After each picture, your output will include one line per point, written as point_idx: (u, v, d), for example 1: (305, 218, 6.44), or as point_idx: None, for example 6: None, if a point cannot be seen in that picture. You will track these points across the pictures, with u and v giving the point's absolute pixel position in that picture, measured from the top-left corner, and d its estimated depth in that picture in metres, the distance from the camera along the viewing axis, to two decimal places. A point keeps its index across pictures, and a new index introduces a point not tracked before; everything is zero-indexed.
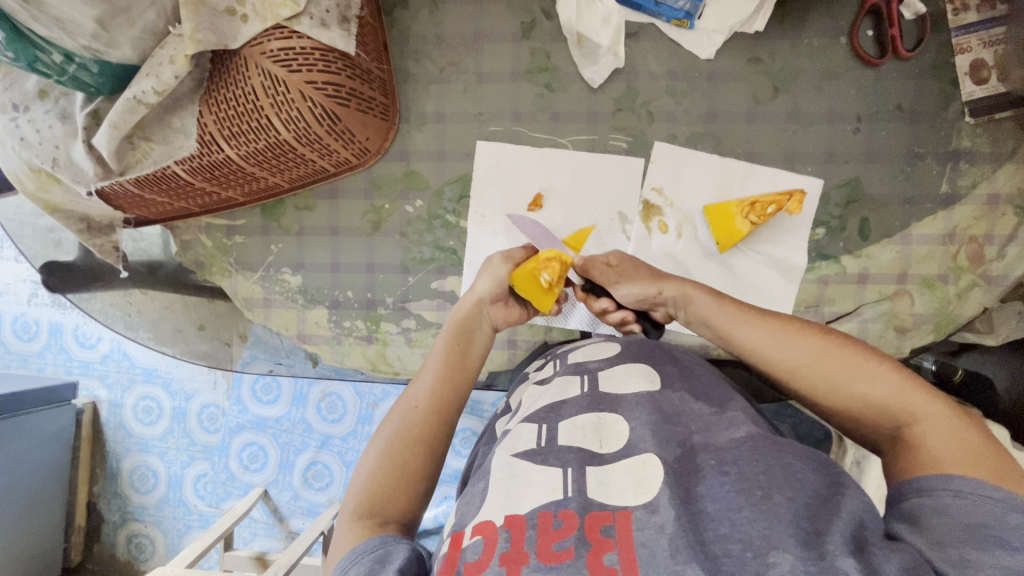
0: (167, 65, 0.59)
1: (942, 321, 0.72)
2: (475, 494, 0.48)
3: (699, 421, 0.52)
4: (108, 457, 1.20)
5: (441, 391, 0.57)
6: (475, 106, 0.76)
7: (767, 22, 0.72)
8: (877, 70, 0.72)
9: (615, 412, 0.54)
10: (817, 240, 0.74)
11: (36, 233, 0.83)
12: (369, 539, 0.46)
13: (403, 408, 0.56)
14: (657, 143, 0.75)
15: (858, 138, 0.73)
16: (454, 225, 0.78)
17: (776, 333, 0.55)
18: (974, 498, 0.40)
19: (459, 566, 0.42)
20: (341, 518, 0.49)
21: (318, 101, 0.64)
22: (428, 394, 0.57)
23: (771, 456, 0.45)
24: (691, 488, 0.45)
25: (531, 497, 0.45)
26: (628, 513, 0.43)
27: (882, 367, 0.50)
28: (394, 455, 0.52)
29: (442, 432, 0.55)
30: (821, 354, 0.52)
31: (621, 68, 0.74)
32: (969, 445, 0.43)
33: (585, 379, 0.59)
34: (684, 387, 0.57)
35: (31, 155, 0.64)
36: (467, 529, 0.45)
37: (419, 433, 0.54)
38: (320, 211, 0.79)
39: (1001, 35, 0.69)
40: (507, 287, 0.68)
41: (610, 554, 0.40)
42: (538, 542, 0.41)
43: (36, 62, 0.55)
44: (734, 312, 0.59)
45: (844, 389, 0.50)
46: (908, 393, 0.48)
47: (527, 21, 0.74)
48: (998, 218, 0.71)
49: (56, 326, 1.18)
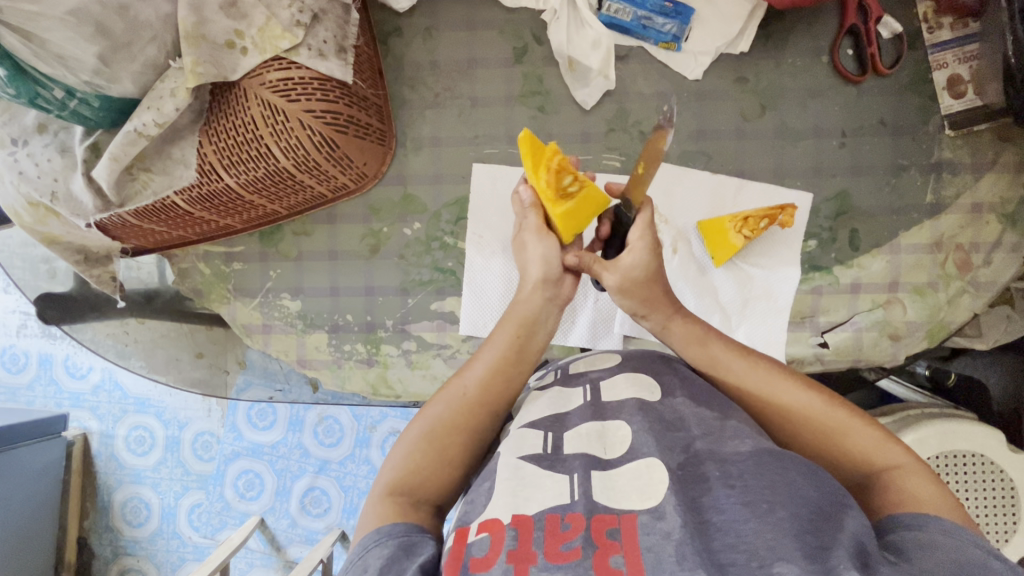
0: (168, 98, 0.60)
1: (934, 329, 0.74)
2: (481, 493, 0.49)
3: (701, 426, 0.52)
4: (99, 490, 1.17)
5: (499, 384, 0.57)
6: (472, 130, 0.78)
7: (751, 44, 0.75)
8: (859, 87, 0.75)
9: (618, 419, 0.54)
10: (809, 251, 0.76)
11: (25, 263, 0.82)
12: (393, 519, 0.48)
13: (453, 391, 0.57)
14: (663, 165, 0.76)
15: (845, 152, 0.75)
16: (452, 246, 0.78)
17: (760, 379, 0.58)
18: (961, 539, 0.42)
19: (464, 560, 0.42)
20: (375, 490, 0.52)
21: (316, 129, 0.65)
22: (486, 383, 0.57)
23: (775, 472, 0.45)
24: (697, 497, 0.45)
25: (538, 498, 0.46)
26: (633, 517, 0.43)
27: (858, 420, 0.54)
28: (435, 440, 0.54)
29: (487, 422, 0.56)
30: (802, 402, 0.56)
31: (612, 91, 0.76)
32: (942, 495, 0.47)
33: (587, 389, 0.59)
34: (685, 395, 0.57)
35: (30, 189, 0.64)
36: (472, 525, 0.45)
37: (467, 419, 0.55)
38: (319, 236, 0.79)
39: (975, 51, 0.72)
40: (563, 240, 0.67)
41: (616, 556, 0.40)
42: (545, 542, 0.42)
43: (36, 97, 0.55)
44: (719, 354, 0.60)
45: (821, 433, 0.54)
46: (885, 447, 0.52)
47: (519, 46, 0.77)
48: (983, 226, 0.73)
49: (46, 357, 1.16)
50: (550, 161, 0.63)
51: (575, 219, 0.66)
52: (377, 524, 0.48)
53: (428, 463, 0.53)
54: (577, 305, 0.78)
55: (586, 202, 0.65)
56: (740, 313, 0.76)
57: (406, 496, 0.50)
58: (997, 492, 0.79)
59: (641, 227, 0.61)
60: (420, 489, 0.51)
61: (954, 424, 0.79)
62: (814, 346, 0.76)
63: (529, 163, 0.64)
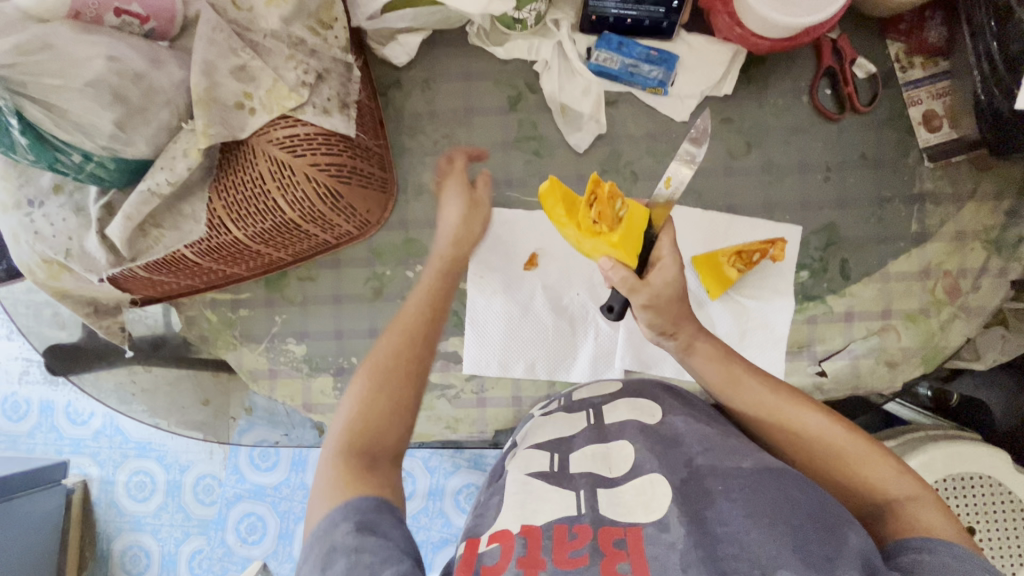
0: (181, 158, 0.62)
1: (929, 354, 0.75)
2: (490, 507, 0.51)
3: (698, 441, 0.53)
4: (98, 539, 1.16)
5: (426, 332, 0.63)
6: (470, 174, 0.80)
7: (734, 85, 0.79)
8: (838, 124, 0.78)
9: (621, 439, 0.55)
10: (802, 282, 0.78)
11: (29, 310, 0.83)
12: (352, 491, 0.49)
13: (394, 332, 0.63)
14: (678, 206, 0.78)
15: (830, 186, 0.78)
16: (454, 287, 0.80)
17: (776, 401, 0.58)
18: (971, 563, 0.44)
19: (476, 568, 0.44)
20: (321, 461, 0.54)
21: (322, 181, 0.67)
22: (414, 332, 0.63)
23: (775, 488, 0.46)
24: (700, 510, 0.46)
25: (546, 509, 0.48)
26: (639, 529, 0.46)
27: (875, 451, 0.54)
28: (377, 399, 0.57)
29: (421, 369, 0.61)
30: (817, 429, 0.56)
31: (603, 134, 0.80)
32: (954, 527, 0.48)
33: (591, 414, 0.61)
34: (684, 413, 0.58)
35: (44, 248, 0.65)
36: (482, 537, 0.47)
37: (406, 374, 0.60)
38: (323, 281, 0.81)
39: (946, 87, 0.76)
40: (630, 267, 0.61)
41: (623, 563, 0.43)
42: (554, 550, 0.44)
43: (55, 163, 0.58)
44: (738, 373, 0.61)
45: (836, 459, 0.54)
46: (901, 478, 0.52)
47: (513, 95, 0.80)
48: (968, 252, 0.75)
49: (48, 404, 1.17)
50: (586, 194, 0.59)
51: (634, 243, 0.61)
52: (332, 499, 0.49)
53: (372, 421, 0.56)
54: (578, 341, 0.79)
55: (635, 221, 0.61)
56: (740, 344, 0.77)
57: (351, 459, 0.53)
58: (1003, 512, 0.80)
59: (670, 241, 0.62)
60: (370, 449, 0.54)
61: (959, 446, 0.79)
62: (813, 375, 0.77)
63: (563, 210, 0.60)
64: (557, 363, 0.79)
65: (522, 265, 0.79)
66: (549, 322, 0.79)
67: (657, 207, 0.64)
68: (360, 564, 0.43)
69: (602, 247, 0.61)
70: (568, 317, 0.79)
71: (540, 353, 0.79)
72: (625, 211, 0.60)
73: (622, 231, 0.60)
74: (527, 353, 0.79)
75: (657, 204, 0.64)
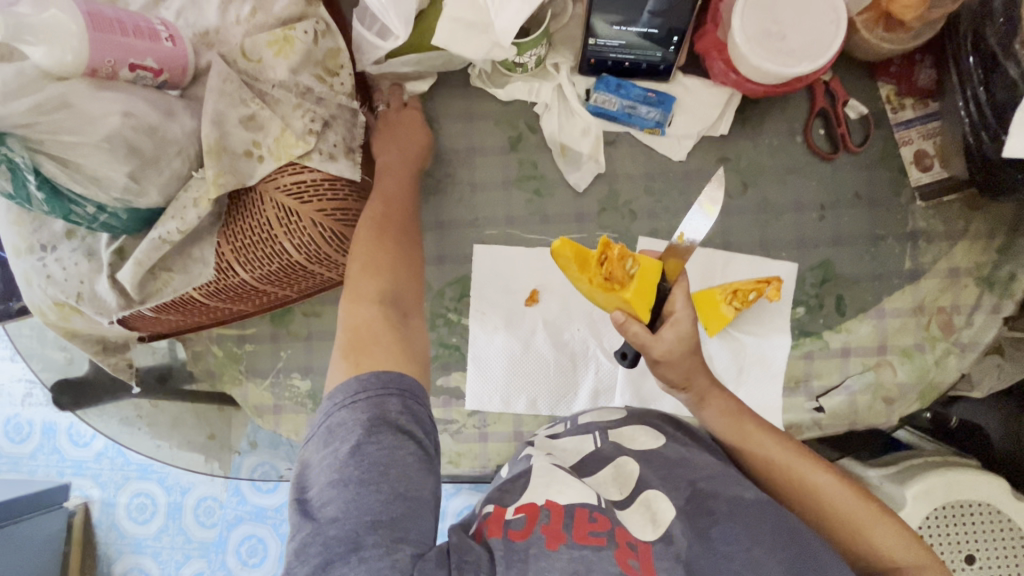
0: (191, 208, 0.64)
1: (925, 389, 0.76)
2: (516, 483, 0.55)
3: (706, 468, 0.59)
4: (99, 560, 1.17)
5: (412, 205, 0.70)
6: (472, 213, 0.82)
7: (730, 125, 0.81)
8: (832, 163, 0.80)
9: (628, 459, 0.61)
10: (798, 318, 0.79)
11: (32, 333, 0.86)
12: (388, 364, 0.51)
13: (383, 191, 0.69)
14: (700, 249, 0.79)
15: (825, 224, 0.79)
16: (456, 323, 0.81)
17: (792, 462, 0.62)
18: None
19: (503, 530, 0.49)
20: (342, 320, 0.56)
21: (328, 226, 0.68)
22: (403, 206, 0.68)
23: (779, 519, 0.53)
24: (704, 528, 0.53)
25: (568, 493, 0.53)
26: (648, 546, 0.50)
27: (884, 516, 0.58)
28: (387, 257, 0.61)
29: (415, 225, 0.67)
30: (831, 492, 0.59)
31: (603, 173, 0.81)
32: None
33: (599, 436, 0.65)
34: (687, 439, 0.64)
35: (56, 291, 0.67)
36: (509, 506, 0.52)
37: (402, 240, 0.64)
38: (328, 316, 0.82)
39: (936, 128, 0.78)
40: (643, 321, 0.62)
41: (634, 561, 0.48)
42: (575, 528, 0.49)
43: (70, 214, 0.60)
44: (750, 431, 0.65)
45: (846, 523, 0.58)
46: (903, 542, 0.57)
47: (513, 135, 0.82)
48: (961, 289, 0.77)
49: (50, 425, 1.17)
50: (597, 253, 0.62)
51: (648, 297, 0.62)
52: (359, 368, 0.50)
53: (383, 282, 0.58)
54: (578, 376, 0.80)
55: (647, 275, 0.61)
56: (737, 380, 0.78)
57: (373, 323, 0.55)
58: (1003, 541, 0.80)
59: (684, 296, 0.63)
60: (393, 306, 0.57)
61: (957, 473, 0.80)
62: (810, 410, 0.78)
63: (574, 265, 0.61)
64: (559, 398, 0.80)
65: (523, 301, 0.81)
66: (550, 357, 0.80)
67: (670, 258, 0.61)
68: (408, 454, 0.47)
69: (614, 300, 0.62)
70: (569, 353, 0.80)
71: (542, 389, 0.80)
72: (636, 267, 0.61)
73: (633, 290, 0.61)
74: (529, 389, 0.80)
75: (680, 255, 0.60)
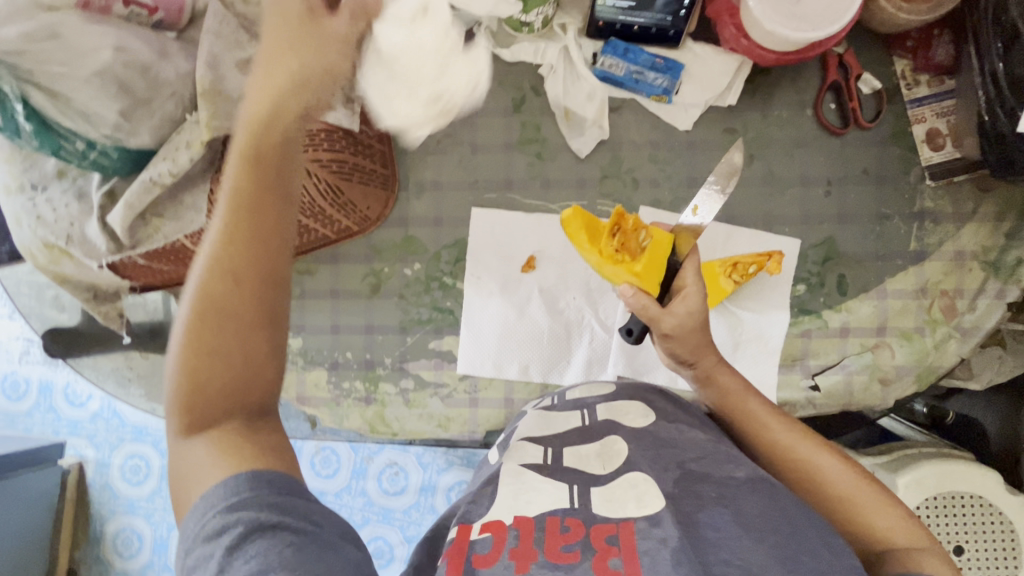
0: (184, 149, 0.63)
1: (922, 372, 0.75)
2: (483, 496, 0.55)
3: (696, 447, 0.58)
4: (93, 519, 1.18)
5: (262, 238, 0.47)
6: (471, 175, 0.81)
7: (739, 96, 0.79)
8: (842, 138, 0.78)
9: (613, 434, 0.61)
10: (798, 296, 0.78)
11: (31, 290, 0.85)
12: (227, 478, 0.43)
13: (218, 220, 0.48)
14: (713, 222, 0.78)
15: (830, 200, 0.78)
16: (451, 286, 0.80)
17: (794, 441, 0.61)
18: None
19: (468, 557, 0.48)
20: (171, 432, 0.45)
21: (321, 176, 0.73)
22: (246, 248, 0.47)
23: (770, 498, 0.51)
24: (693, 512, 0.50)
25: (538, 502, 0.53)
26: (630, 524, 0.50)
27: (886, 501, 0.57)
28: (215, 350, 0.45)
29: (267, 275, 0.47)
30: (832, 471, 0.58)
31: (606, 139, 0.80)
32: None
33: (586, 414, 0.65)
34: (681, 418, 0.63)
35: (46, 232, 0.66)
36: (474, 525, 0.51)
37: (242, 311, 0.46)
38: (321, 276, 0.80)
39: (950, 107, 0.76)
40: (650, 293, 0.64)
41: (615, 558, 0.47)
42: (546, 543, 0.48)
43: (59, 149, 0.58)
44: (753, 410, 0.64)
45: (846, 503, 0.57)
46: (903, 527, 0.55)
47: (517, 97, 0.80)
48: (966, 272, 0.75)
49: (47, 384, 1.17)
50: (609, 225, 0.67)
51: (657, 272, 0.64)
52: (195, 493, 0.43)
53: (221, 386, 0.45)
54: (573, 344, 0.79)
55: (658, 249, 0.65)
56: (731, 356, 0.78)
57: (208, 444, 0.44)
58: (992, 533, 0.79)
59: (694, 271, 0.64)
60: (242, 406, 0.46)
61: (953, 464, 0.80)
62: (806, 389, 0.77)
63: (586, 235, 0.67)
64: (551, 365, 0.79)
65: (520, 267, 0.80)
66: (544, 324, 0.79)
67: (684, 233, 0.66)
68: (284, 548, 0.41)
69: (621, 272, 0.65)
70: (564, 322, 0.79)
71: (535, 355, 0.79)
72: (648, 239, 0.66)
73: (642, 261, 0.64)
74: (521, 356, 0.79)
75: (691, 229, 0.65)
